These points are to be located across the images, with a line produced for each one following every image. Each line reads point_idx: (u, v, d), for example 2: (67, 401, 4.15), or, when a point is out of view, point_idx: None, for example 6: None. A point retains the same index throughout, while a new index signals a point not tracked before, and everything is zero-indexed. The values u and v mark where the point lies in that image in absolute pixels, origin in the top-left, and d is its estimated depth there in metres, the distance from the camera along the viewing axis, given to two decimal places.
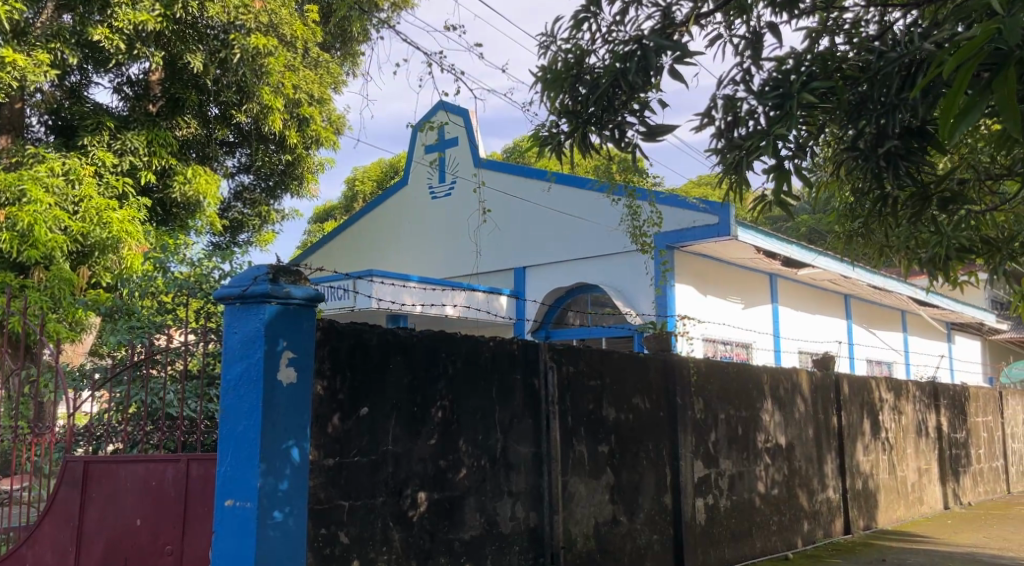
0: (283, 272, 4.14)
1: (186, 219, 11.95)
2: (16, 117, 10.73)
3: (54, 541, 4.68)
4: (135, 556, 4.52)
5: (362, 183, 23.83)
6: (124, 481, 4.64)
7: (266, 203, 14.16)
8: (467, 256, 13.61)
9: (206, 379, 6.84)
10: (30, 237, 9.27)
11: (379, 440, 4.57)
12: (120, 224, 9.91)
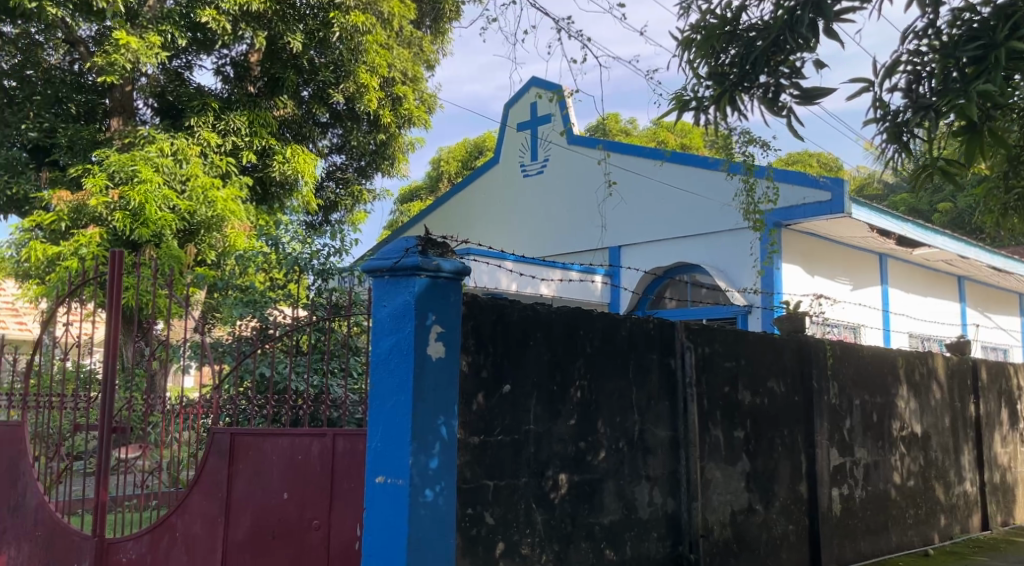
0: (431, 245, 4.29)
1: (284, 198, 12.00)
2: (127, 99, 10.98)
3: (204, 510, 5.01)
4: (284, 527, 4.90)
5: (447, 163, 23.69)
6: (270, 454, 4.98)
7: (358, 182, 14.03)
8: (561, 235, 13.37)
9: (318, 355, 6.87)
10: (142, 215, 9.54)
11: (521, 419, 4.52)
12: (224, 203, 10.14)
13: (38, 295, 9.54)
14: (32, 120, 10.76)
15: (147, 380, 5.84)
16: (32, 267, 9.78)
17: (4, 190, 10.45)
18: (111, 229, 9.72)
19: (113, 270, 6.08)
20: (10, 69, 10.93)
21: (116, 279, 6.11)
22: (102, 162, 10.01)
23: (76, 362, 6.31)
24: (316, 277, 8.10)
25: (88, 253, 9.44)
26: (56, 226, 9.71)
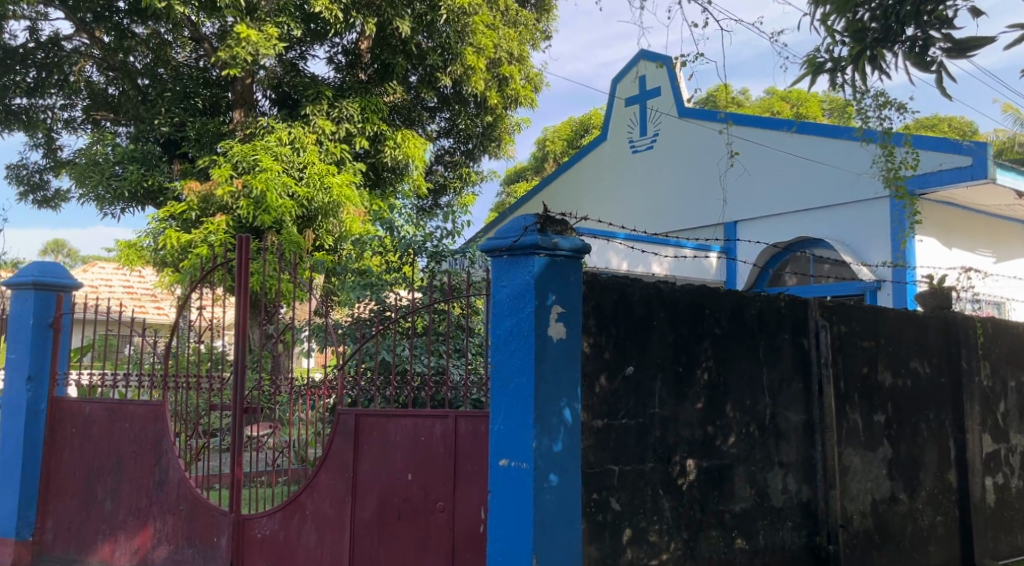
0: (550, 222, 4.13)
1: (396, 182, 12.13)
2: (247, 92, 11.32)
3: (332, 489, 5.35)
4: (408, 507, 5.00)
5: (553, 143, 23.35)
6: (394, 435, 5.12)
7: (466, 164, 13.99)
8: (672, 212, 12.84)
9: (435, 336, 6.86)
10: (263, 203, 9.80)
11: (646, 402, 4.34)
12: (340, 189, 10.23)
13: (173, 282, 9.95)
14: (163, 114, 11.13)
15: (274, 362, 6.09)
16: (167, 255, 10.23)
17: (141, 183, 10.92)
18: (236, 216, 10.09)
19: (240, 256, 6.24)
20: (144, 67, 11.69)
21: (244, 263, 6.27)
22: (227, 152, 10.37)
23: (209, 345, 6.58)
24: (421, 256, 8.07)
25: (216, 241, 9.84)
26: (187, 216, 10.12)
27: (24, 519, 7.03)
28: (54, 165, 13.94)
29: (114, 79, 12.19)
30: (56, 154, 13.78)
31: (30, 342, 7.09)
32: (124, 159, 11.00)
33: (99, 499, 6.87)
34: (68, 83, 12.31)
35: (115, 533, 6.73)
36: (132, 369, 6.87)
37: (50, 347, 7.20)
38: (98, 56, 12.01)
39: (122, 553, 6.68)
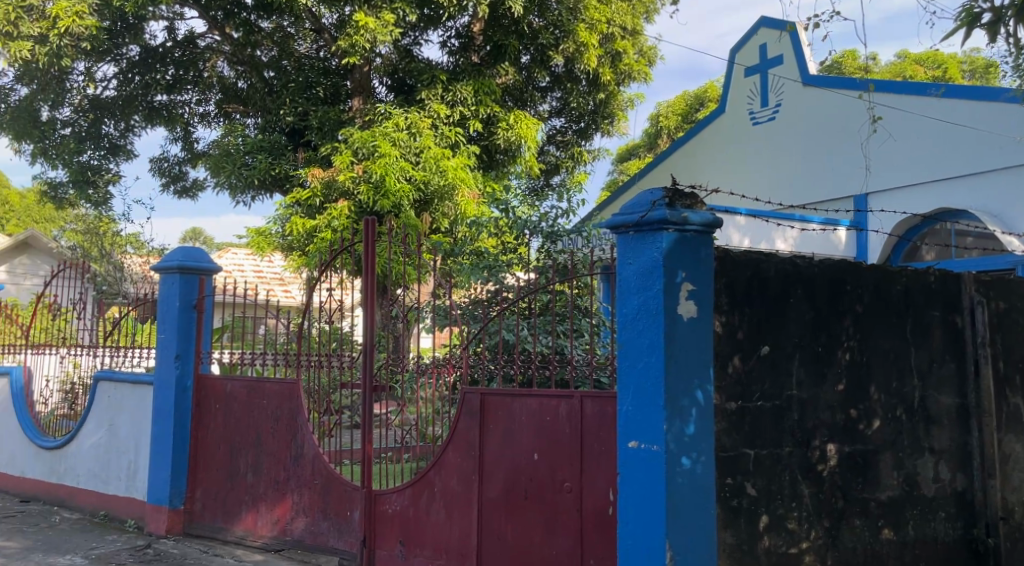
0: (679, 196, 3.97)
1: (508, 165, 11.95)
2: (365, 79, 11.55)
3: (460, 467, 5.43)
4: (535, 487, 4.97)
5: (667, 118, 22.66)
6: (519, 414, 5.10)
7: (579, 144, 13.77)
8: (795, 187, 12.09)
9: (555, 317, 6.76)
10: (383, 187, 9.98)
11: (783, 383, 4.13)
12: (455, 172, 10.32)
13: (300, 265, 10.27)
14: (288, 105, 11.53)
15: (394, 338, 6.25)
16: (294, 241, 10.60)
17: (269, 171, 11.34)
18: (358, 202, 10.31)
19: (368, 238, 6.38)
20: (270, 60, 12.13)
21: (371, 246, 6.39)
22: (348, 140, 10.62)
23: (333, 325, 6.73)
24: (533, 236, 8.01)
25: (340, 225, 10.12)
26: (312, 202, 10.43)
27: (176, 489, 7.47)
28: (191, 157, 14.66)
29: (243, 73, 12.75)
30: (193, 146, 14.50)
31: (176, 322, 7.49)
32: (254, 150, 11.42)
33: (241, 472, 7.17)
34: (203, 79, 13.07)
35: (257, 504, 7.01)
36: (263, 348, 7.16)
37: (195, 327, 7.58)
38: (229, 51, 12.49)
39: (264, 524, 6.96)
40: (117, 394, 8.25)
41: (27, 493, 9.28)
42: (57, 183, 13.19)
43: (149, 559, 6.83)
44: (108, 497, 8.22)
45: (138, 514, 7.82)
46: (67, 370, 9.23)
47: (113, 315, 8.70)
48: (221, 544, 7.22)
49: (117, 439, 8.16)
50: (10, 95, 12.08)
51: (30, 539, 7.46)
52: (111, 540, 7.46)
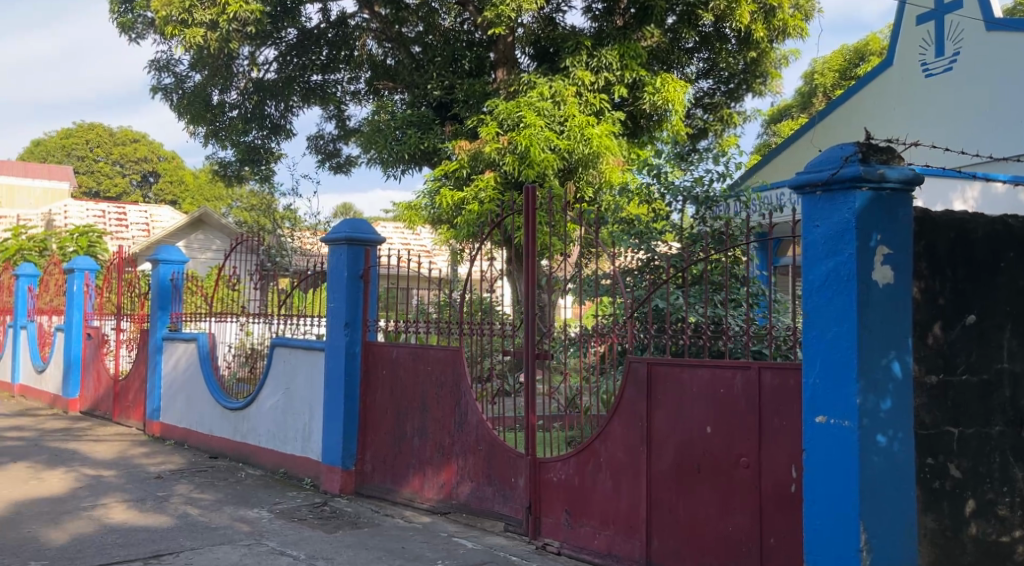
0: (874, 151, 3.64)
1: (655, 130, 11.82)
2: (508, 50, 11.51)
3: (626, 437, 5.32)
4: (709, 461, 4.80)
5: (823, 75, 21.22)
6: (690, 386, 4.92)
7: (727, 106, 13.37)
8: (978, 141, 10.84)
9: (714, 285, 6.47)
10: (529, 157, 9.92)
11: (991, 356, 3.83)
12: (599, 139, 10.09)
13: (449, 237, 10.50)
14: (436, 79, 11.83)
15: (530, 308, 6.26)
16: (443, 213, 10.80)
17: (418, 146, 11.54)
18: (503, 172, 10.37)
19: (527, 206, 6.35)
20: (417, 36, 12.43)
21: (531, 213, 6.38)
22: (494, 111, 10.66)
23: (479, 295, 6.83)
24: (685, 202, 7.74)
25: (486, 197, 10.19)
26: (460, 173, 10.67)
27: (349, 451, 7.78)
28: (345, 134, 15.16)
29: (390, 49, 13.09)
30: (346, 124, 14.97)
31: (345, 292, 7.79)
32: (404, 124, 11.64)
33: (408, 435, 7.37)
34: (354, 57, 13.27)
35: (424, 468, 7.20)
36: (418, 317, 7.39)
37: (362, 296, 7.87)
38: (376, 29, 12.88)
39: (430, 487, 7.14)
40: (292, 359, 8.69)
41: (216, 450, 9.99)
42: (227, 162, 14.27)
43: (327, 516, 7.16)
44: (287, 456, 8.69)
45: (314, 473, 8.22)
46: (241, 336, 9.86)
47: (278, 285, 9.34)
48: (391, 505, 7.47)
49: (293, 402, 8.59)
50: (185, 82, 12.96)
51: (222, 492, 8.00)
52: (292, 496, 7.88)
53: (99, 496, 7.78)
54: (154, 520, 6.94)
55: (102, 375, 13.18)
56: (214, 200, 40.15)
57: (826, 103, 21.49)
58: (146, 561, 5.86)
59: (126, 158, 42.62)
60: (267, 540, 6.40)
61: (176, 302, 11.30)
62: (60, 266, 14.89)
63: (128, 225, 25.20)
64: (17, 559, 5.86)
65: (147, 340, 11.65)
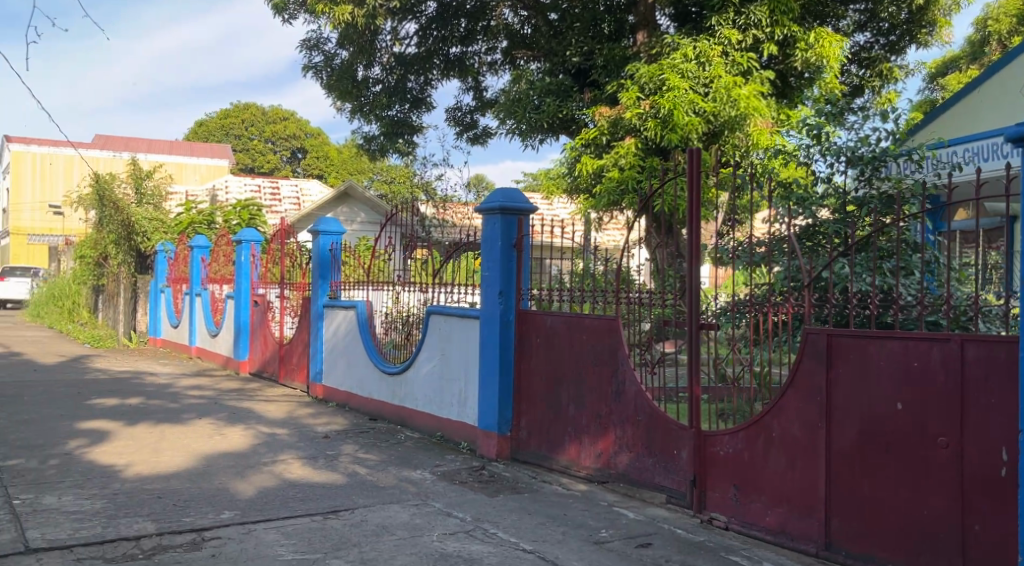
0: None
1: (805, 87, 11.81)
2: (649, 12, 11.72)
3: (801, 411, 5.07)
4: (899, 439, 4.52)
5: (999, 22, 18.99)
6: (877, 359, 4.64)
7: (887, 59, 12.59)
8: None
9: (887, 251, 6.09)
10: (671, 121, 10.49)
11: None
12: (747, 100, 10.41)
13: (588, 204, 11.53)
14: (574, 46, 12.24)
15: (688, 277, 6.10)
16: (582, 181, 11.81)
17: (556, 114, 12.06)
18: (644, 138, 11.02)
19: (691, 169, 6.16)
20: (552, 4, 12.63)
21: (695, 179, 6.18)
22: (634, 75, 11.16)
23: (625, 268, 6.90)
24: (848, 166, 7.19)
25: (626, 163, 10.98)
26: (599, 141, 11.42)
27: (504, 417, 7.86)
28: (482, 105, 15.27)
29: (527, 18, 13.21)
30: (483, 95, 15.06)
31: (500, 261, 7.82)
32: (542, 92, 12.17)
33: (563, 403, 7.34)
34: (491, 27, 13.44)
35: (581, 437, 7.16)
36: (572, 284, 7.37)
37: (516, 265, 7.87)
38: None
39: (587, 456, 7.09)
40: (447, 327, 8.84)
41: (375, 412, 10.35)
42: (370, 137, 14.60)
43: (487, 480, 7.26)
44: (443, 421, 8.87)
45: (470, 438, 8.35)
46: (388, 305, 10.29)
47: (422, 254, 9.53)
48: (547, 471, 7.49)
49: (449, 368, 8.76)
50: (334, 60, 13.41)
51: (386, 453, 8.28)
52: (452, 459, 8.03)
53: (276, 453, 8.23)
54: (327, 478, 7.26)
55: (268, 340, 13.95)
56: (357, 174, 41.54)
57: (1001, 51, 19.52)
58: (325, 516, 6.13)
59: (277, 136, 44.77)
60: (434, 502, 6.56)
61: (335, 271, 11.74)
62: (228, 237, 15.82)
63: (282, 199, 26.49)
64: (212, 508, 6.27)
65: (309, 308, 12.21)
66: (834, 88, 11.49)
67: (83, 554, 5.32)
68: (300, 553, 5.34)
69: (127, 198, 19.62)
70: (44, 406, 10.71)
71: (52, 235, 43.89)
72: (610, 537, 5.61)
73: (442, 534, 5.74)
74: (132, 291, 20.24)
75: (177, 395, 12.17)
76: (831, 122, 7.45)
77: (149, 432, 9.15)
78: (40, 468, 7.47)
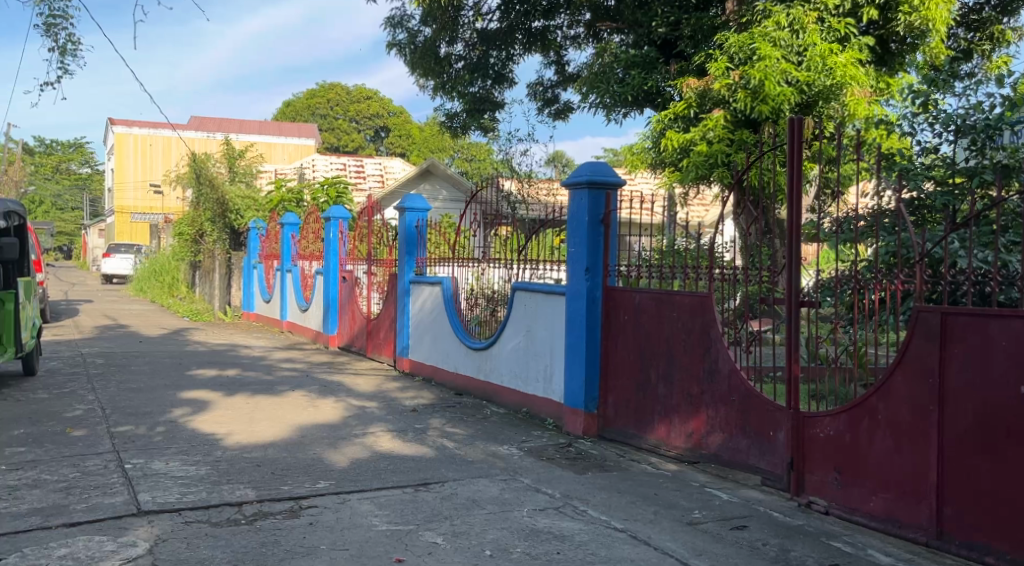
0: None
1: (907, 53, 11.26)
2: None
3: (911, 393, 4.85)
4: (1021, 424, 4.28)
5: None
6: (998, 339, 4.39)
7: (998, 21, 11.85)
8: None
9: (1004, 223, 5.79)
10: (761, 92, 10.21)
11: None
12: (844, 69, 10.10)
13: (675, 179, 11.30)
14: (660, 16, 11.85)
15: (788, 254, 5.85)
16: (667, 156, 11.56)
17: (641, 86, 11.85)
18: (734, 110, 10.73)
19: (793, 140, 5.92)
20: None
21: (796, 149, 5.93)
22: (723, 44, 10.87)
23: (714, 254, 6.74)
24: (958, 136, 6.74)
25: (715, 137, 10.73)
26: (688, 113, 11.17)
27: (590, 395, 7.79)
28: (564, 80, 15.10)
29: None
30: (565, 69, 14.88)
31: (587, 236, 7.70)
32: (627, 65, 11.95)
33: (653, 382, 7.20)
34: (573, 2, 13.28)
35: (671, 416, 7.02)
36: (663, 259, 7.22)
37: (603, 241, 7.74)
38: None
39: (677, 435, 6.96)
40: (532, 303, 8.78)
41: (460, 387, 10.41)
42: (453, 114, 14.60)
43: (574, 457, 7.22)
44: (529, 397, 8.86)
45: (556, 415, 8.31)
46: (470, 282, 10.37)
47: (500, 233, 9.57)
48: (635, 450, 7.37)
49: (534, 344, 8.72)
50: (417, 37, 13.48)
51: (473, 428, 8.33)
52: (538, 435, 8.01)
53: (366, 425, 8.37)
54: (417, 451, 7.34)
55: (356, 316, 14.20)
56: (438, 151, 41.74)
57: None
58: (416, 488, 6.20)
59: (360, 115, 45.37)
60: (522, 477, 6.55)
61: (421, 248, 11.83)
62: (317, 215, 16.13)
63: (367, 177, 26.88)
64: (308, 477, 6.42)
65: (396, 283, 12.36)
66: (939, 53, 10.89)
67: (190, 518, 5.52)
68: (394, 524, 5.41)
69: (221, 177, 20.24)
70: (149, 376, 11.18)
71: (152, 213, 45.76)
72: (703, 518, 5.49)
73: (532, 509, 5.72)
74: (227, 267, 20.92)
75: (271, 367, 12.53)
76: (938, 87, 6.94)
77: (246, 403, 9.44)
78: (147, 434, 7.79)
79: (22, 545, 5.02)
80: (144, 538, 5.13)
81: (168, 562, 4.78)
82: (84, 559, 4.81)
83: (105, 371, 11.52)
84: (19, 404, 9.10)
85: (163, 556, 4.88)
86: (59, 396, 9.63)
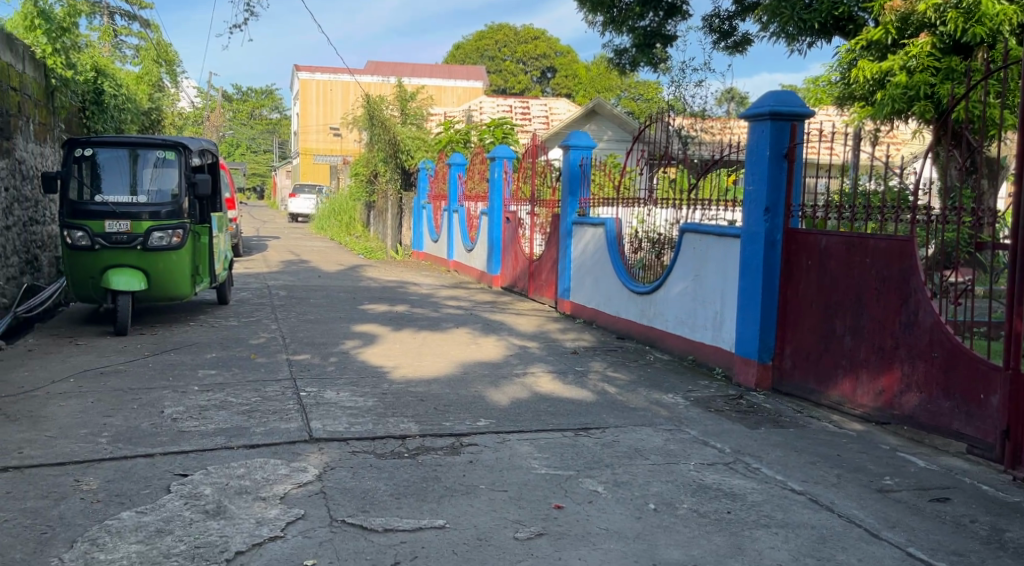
0: None
1: None
2: None
3: None
4: None
5: None
6: None
7: None
8: None
9: None
10: (976, 12, 9.07)
11: None
12: None
13: (866, 114, 10.30)
14: None
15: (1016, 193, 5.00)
16: (857, 89, 10.55)
17: (831, 12, 10.74)
18: (942, 35, 9.57)
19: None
20: None
21: None
22: None
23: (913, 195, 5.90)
24: None
25: (918, 66, 9.62)
26: (884, 41, 10.09)
27: (765, 344, 7.21)
28: (742, 10, 14.07)
29: None
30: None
31: (769, 173, 7.05)
32: None
33: (838, 333, 6.56)
34: None
35: (857, 371, 6.38)
36: (852, 199, 6.50)
37: (786, 178, 7.07)
38: None
39: (865, 393, 6.31)
40: (702, 245, 8.23)
41: (622, 331, 10.07)
42: (622, 50, 13.99)
43: (745, 411, 6.74)
44: (695, 344, 8.39)
45: (726, 364, 7.80)
46: (634, 224, 9.95)
47: (667, 174, 9.17)
48: (813, 407, 6.80)
49: (704, 289, 8.21)
50: None
51: (636, 374, 7.99)
52: (705, 385, 7.55)
53: (527, 365, 8.24)
54: (578, 394, 7.11)
55: (519, 256, 14.12)
56: (604, 91, 41.01)
57: None
58: (577, 433, 5.97)
59: (528, 56, 45.18)
60: (689, 428, 6.17)
61: (584, 188, 11.49)
62: (482, 155, 16.10)
63: (533, 118, 26.70)
64: (469, 415, 6.34)
65: (558, 225, 12.13)
66: None
67: (357, 448, 5.56)
68: (554, 469, 5.19)
69: (394, 119, 20.71)
70: (323, 309, 11.58)
71: (332, 153, 47.90)
72: (896, 486, 4.93)
73: (701, 463, 5.35)
74: (399, 207, 21.47)
75: (437, 304, 12.69)
76: None
77: (412, 338, 9.57)
78: (321, 363, 8.01)
79: (206, 463, 5.21)
80: (314, 465, 5.20)
81: (335, 490, 4.80)
82: (258, 481, 4.92)
83: (285, 303, 12.06)
84: (209, 330, 9.64)
85: (331, 484, 4.92)
86: (245, 324, 10.14)
